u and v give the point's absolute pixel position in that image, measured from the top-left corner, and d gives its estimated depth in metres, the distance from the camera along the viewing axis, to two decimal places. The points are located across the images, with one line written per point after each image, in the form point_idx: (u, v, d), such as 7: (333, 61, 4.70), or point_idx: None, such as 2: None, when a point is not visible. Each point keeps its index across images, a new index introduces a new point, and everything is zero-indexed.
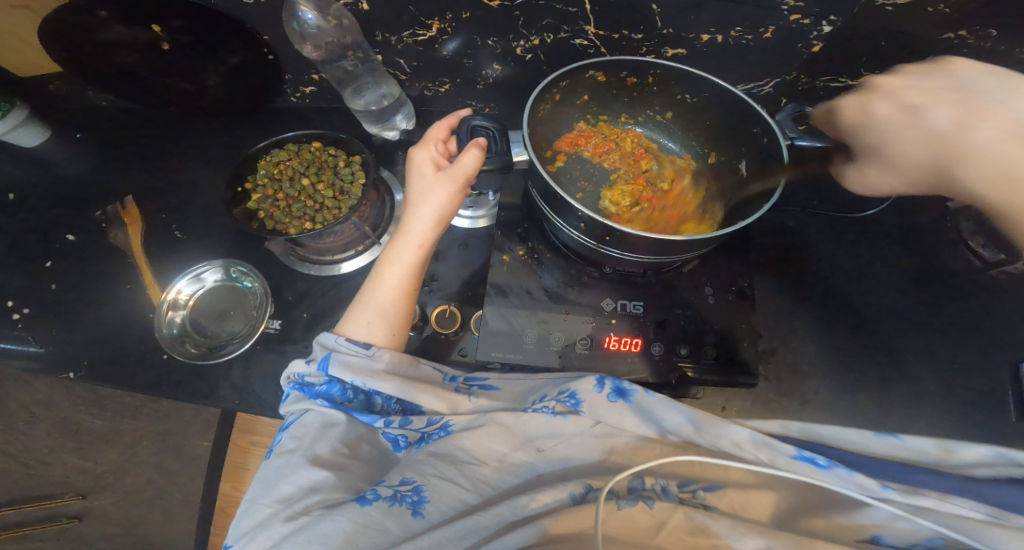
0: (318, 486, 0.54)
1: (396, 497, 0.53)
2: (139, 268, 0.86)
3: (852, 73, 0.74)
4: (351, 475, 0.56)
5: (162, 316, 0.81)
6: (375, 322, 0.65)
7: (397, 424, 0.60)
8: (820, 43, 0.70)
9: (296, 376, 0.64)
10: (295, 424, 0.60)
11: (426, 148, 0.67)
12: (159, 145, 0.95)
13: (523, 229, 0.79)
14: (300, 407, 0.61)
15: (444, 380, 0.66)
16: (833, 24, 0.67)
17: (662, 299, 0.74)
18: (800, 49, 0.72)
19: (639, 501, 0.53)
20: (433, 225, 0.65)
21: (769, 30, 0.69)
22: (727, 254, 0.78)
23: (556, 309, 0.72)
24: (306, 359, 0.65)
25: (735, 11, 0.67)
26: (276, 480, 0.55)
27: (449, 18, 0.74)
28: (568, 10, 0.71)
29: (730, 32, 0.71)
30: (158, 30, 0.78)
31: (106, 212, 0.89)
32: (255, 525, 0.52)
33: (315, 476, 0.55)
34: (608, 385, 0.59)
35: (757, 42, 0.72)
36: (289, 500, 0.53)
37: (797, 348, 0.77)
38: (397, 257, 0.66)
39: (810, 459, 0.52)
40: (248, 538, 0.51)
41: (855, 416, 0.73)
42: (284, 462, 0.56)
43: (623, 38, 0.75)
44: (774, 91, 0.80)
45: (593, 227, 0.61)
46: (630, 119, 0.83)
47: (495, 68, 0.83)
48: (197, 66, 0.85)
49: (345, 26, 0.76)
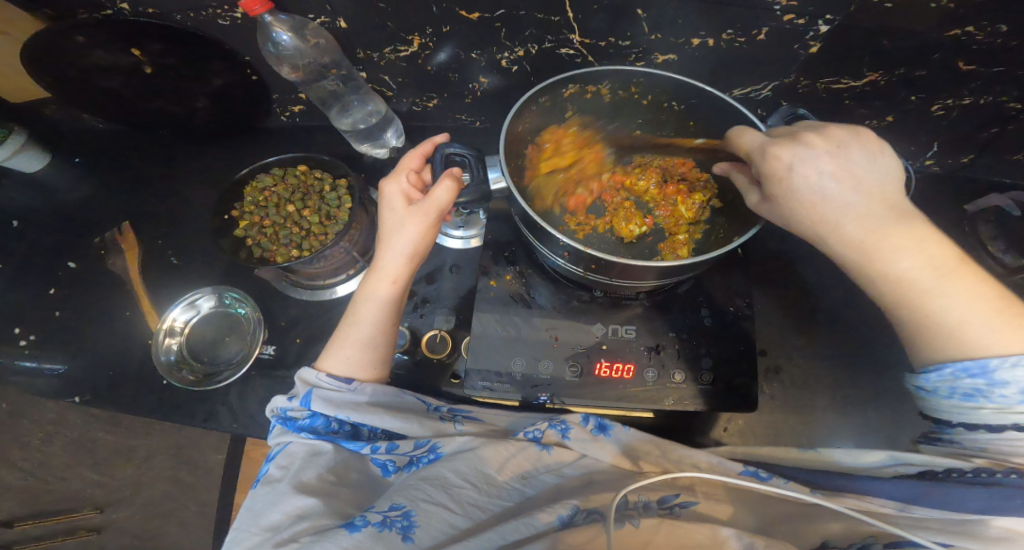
0: (305, 513, 0.53)
1: (385, 522, 0.51)
2: (136, 293, 0.86)
3: (853, 74, 0.69)
4: (339, 501, 0.56)
5: (158, 344, 0.81)
6: (355, 358, 0.64)
7: (384, 450, 0.60)
8: (818, 44, 0.66)
9: (278, 410, 0.64)
10: (281, 454, 0.60)
11: (396, 180, 0.64)
12: (154, 167, 0.95)
13: (511, 252, 0.76)
14: (283, 439, 0.61)
15: (429, 409, 0.66)
16: (829, 23, 0.62)
17: (655, 322, 0.71)
18: (795, 51, 0.67)
19: (626, 522, 0.51)
20: (408, 260, 0.64)
21: (762, 32, 0.65)
22: (727, 269, 0.74)
23: (544, 334, 0.70)
24: (289, 395, 0.64)
25: (724, 14, 0.64)
26: (263, 507, 0.54)
27: (430, 32, 0.72)
28: (550, 19, 0.68)
29: (721, 35, 0.67)
30: (139, 54, 0.77)
31: (104, 238, 0.90)
32: None
33: (302, 502, 0.54)
34: (591, 420, 0.62)
35: (751, 44, 0.68)
36: (278, 527, 0.52)
37: (804, 365, 0.74)
38: (372, 294, 0.65)
39: (754, 473, 0.56)
40: None
41: (868, 435, 0.70)
42: (271, 490, 0.56)
43: (610, 46, 0.72)
44: (772, 95, 0.76)
45: (579, 256, 0.59)
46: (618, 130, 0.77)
47: (483, 81, 0.81)
48: (183, 88, 0.84)
49: (323, 45, 0.74)
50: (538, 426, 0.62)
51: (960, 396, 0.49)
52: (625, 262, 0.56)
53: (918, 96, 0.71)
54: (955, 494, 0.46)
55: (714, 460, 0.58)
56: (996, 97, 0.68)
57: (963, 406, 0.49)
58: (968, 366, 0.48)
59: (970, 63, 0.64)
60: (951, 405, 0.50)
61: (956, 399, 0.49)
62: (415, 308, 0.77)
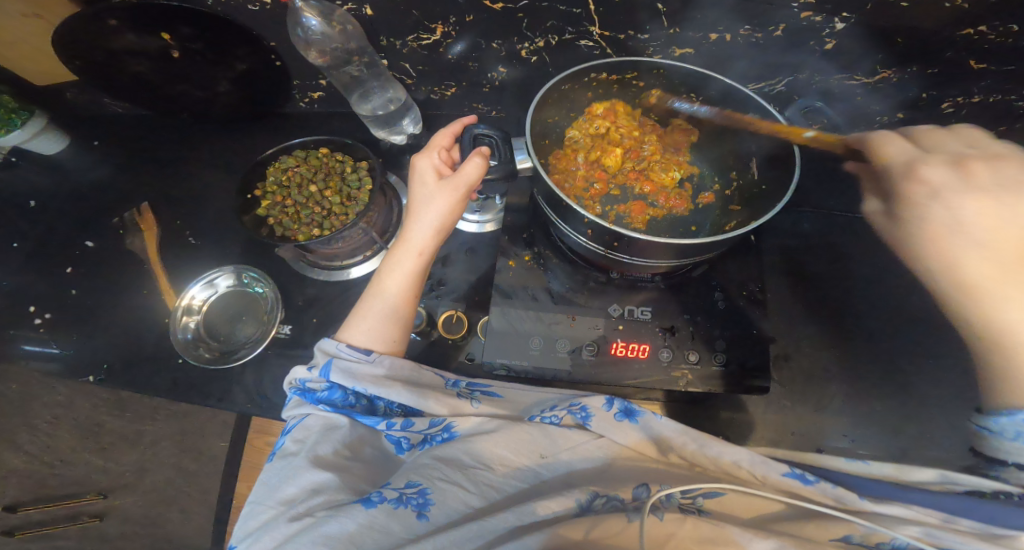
0: (320, 487, 0.54)
1: (401, 499, 0.53)
2: (154, 273, 0.87)
3: (866, 71, 0.72)
4: (354, 477, 0.56)
5: (176, 322, 0.82)
6: (378, 328, 0.65)
7: (399, 426, 0.60)
8: (832, 41, 0.68)
9: (297, 382, 0.65)
10: (297, 427, 0.60)
11: (428, 155, 0.67)
12: (173, 150, 0.96)
13: (529, 234, 0.78)
14: (301, 412, 0.62)
15: (447, 385, 0.66)
16: (846, 21, 0.65)
17: (670, 304, 0.73)
18: (811, 48, 0.70)
19: (651, 512, 0.53)
20: (434, 233, 0.66)
21: (779, 28, 0.67)
22: (738, 257, 0.76)
23: (561, 314, 0.72)
24: (308, 365, 0.65)
25: (744, 10, 0.66)
26: (279, 481, 0.55)
27: (454, 22, 0.73)
28: (572, 11, 0.70)
29: (738, 31, 0.69)
30: (168, 38, 0.79)
31: (122, 219, 0.91)
32: (260, 526, 0.52)
33: (317, 477, 0.55)
34: (616, 404, 0.62)
35: (767, 40, 0.70)
36: (294, 501, 0.53)
37: (813, 353, 0.75)
38: (398, 264, 0.67)
39: (799, 475, 0.56)
40: (253, 538, 0.51)
41: (871, 422, 0.72)
42: (287, 464, 0.57)
43: (629, 39, 0.73)
44: (785, 89, 0.78)
45: (601, 233, 0.62)
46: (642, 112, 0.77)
47: (501, 71, 0.82)
48: (208, 73, 0.86)
49: (349, 32, 0.76)
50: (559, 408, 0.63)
51: (1016, 437, 0.57)
52: (645, 239, 0.59)
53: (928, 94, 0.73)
54: (994, 511, 0.51)
55: (755, 459, 0.57)
56: (1006, 97, 0.71)
57: (1018, 447, 0.57)
58: (1010, 411, 0.57)
59: (980, 63, 0.66)
60: (1012, 445, 0.57)
61: (1017, 442, 0.57)
62: (431, 289, 0.78)
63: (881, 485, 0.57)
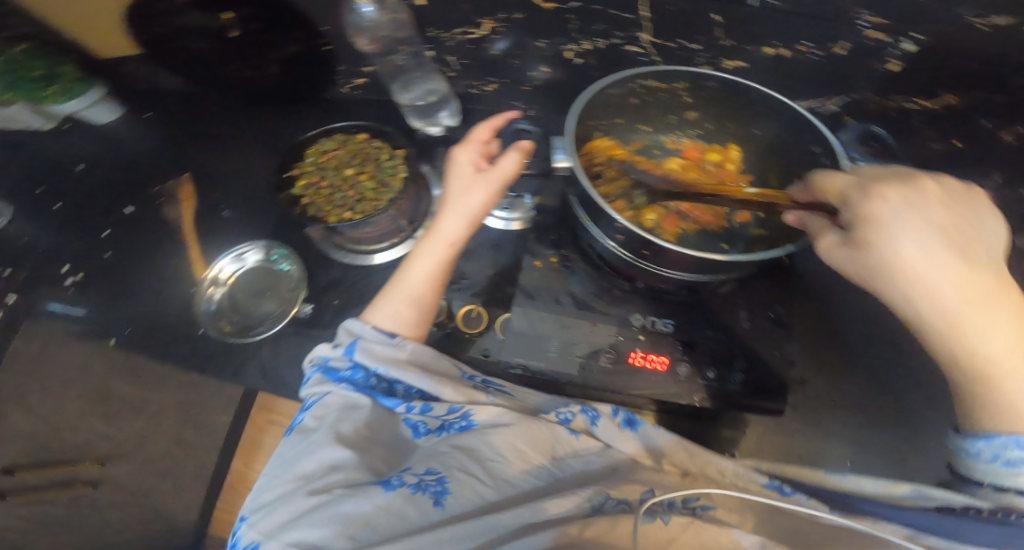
0: (339, 464, 0.54)
1: (420, 486, 0.53)
2: (186, 243, 0.90)
3: (920, 94, 0.71)
4: (373, 456, 0.56)
5: (202, 292, 0.85)
6: (402, 314, 0.66)
7: (417, 410, 0.61)
8: (899, 62, 0.70)
9: (320, 360, 0.66)
10: (317, 404, 0.61)
11: (467, 148, 0.68)
12: (215, 124, 0.98)
13: (557, 237, 0.80)
14: (322, 389, 0.62)
15: (464, 376, 0.66)
16: (912, 41, 0.67)
17: (692, 318, 0.74)
18: (873, 65, 0.71)
19: (655, 516, 0.53)
20: (467, 225, 0.66)
21: (842, 45, 0.70)
22: (762, 278, 0.79)
23: (583, 318, 0.73)
24: (333, 344, 0.67)
25: (803, 23, 0.69)
26: (298, 455, 0.55)
27: (503, 18, 0.76)
28: (622, 16, 0.73)
29: (795, 45, 0.72)
30: (228, 17, 0.82)
31: (161, 187, 0.93)
32: (276, 499, 0.52)
33: (336, 454, 0.55)
34: (621, 415, 0.65)
35: (827, 57, 0.72)
36: (311, 475, 0.53)
37: (832, 377, 0.75)
38: (428, 252, 0.68)
39: (777, 487, 0.58)
40: (268, 509, 0.51)
41: (882, 450, 0.71)
42: (306, 439, 0.57)
43: (680, 47, 0.76)
44: (838, 109, 0.78)
45: (631, 239, 0.63)
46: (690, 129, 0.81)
47: (543, 71, 0.83)
48: (257, 52, 0.88)
49: (400, 21, 0.81)
50: (571, 408, 0.64)
51: (996, 461, 0.51)
52: (676, 249, 0.60)
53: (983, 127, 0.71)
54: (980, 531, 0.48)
55: (738, 468, 0.60)
56: None
57: (999, 470, 0.51)
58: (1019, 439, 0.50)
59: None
60: (990, 469, 0.51)
61: (995, 465, 0.51)
62: (453, 282, 0.79)
63: (858, 499, 0.57)
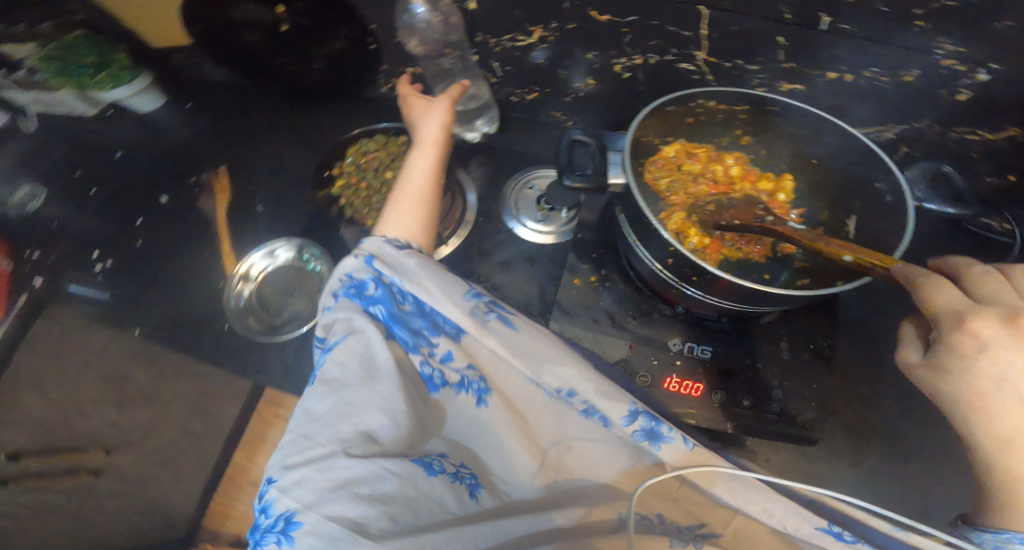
0: (373, 433, 0.49)
1: (456, 474, 0.54)
2: (219, 236, 0.90)
3: (992, 126, 0.67)
4: (404, 421, 0.52)
5: (231, 288, 0.85)
6: (407, 211, 0.65)
7: (440, 356, 0.58)
8: (970, 92, 0.64)
9: (346, 277, 0.58)
10: (338, 347, 0.53)
11: (420, 98, 0.79)
12: (252, 118, 0.98)
13: (599, 255, 0.77)
14: (346, 327, 0.55)
15: (468, 294, 0.57)
16: (991, 72, 0.61)
17: (732, 347, 0.71)
18: (942, 96, 0.66)
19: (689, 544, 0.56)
20: (440, 127, 0.73)
21: (913, 74, 0.64)
22: (808, 310, 0.74)
23: (619, 340, 0.71)
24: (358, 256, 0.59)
25: (888, 46, 0.61)
26: (330, 415, 0.49)
27: (554, 27, 0.73)
28: (681, 33, 0.68)
29: (864, 72, 0.66)
30: (281, 11, 0.80)
31: (199, 178, 0.93)
32: (306, 464, 0.46)
33: (372, 422, 0.49)
34: (639, 421, 0.54)
35: (894, 84, 0.66)
36: (346, 442, 0.47)
37: (872, 412, 0.73)
38: (420, 155, 0.71)
39: (833, 533, 0.52)
40: (301, 476, 0.46)
41: (923, 492, 0.69)
42: (333, 396, 0.50)
43: (736, 67, 0.71)
44: (896, 138, 0.75)
45: (682, 264, 0.61)
46: (745, 141, 0.75)
47: (586, 83, 0.82)
48: (302, 49, 0.87)
49: (451, 23, 0.78)
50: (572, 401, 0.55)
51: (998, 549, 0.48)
52: (728, 279, 0.58)
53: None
54: None
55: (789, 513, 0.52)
56: None
57: None
58: None
59: None
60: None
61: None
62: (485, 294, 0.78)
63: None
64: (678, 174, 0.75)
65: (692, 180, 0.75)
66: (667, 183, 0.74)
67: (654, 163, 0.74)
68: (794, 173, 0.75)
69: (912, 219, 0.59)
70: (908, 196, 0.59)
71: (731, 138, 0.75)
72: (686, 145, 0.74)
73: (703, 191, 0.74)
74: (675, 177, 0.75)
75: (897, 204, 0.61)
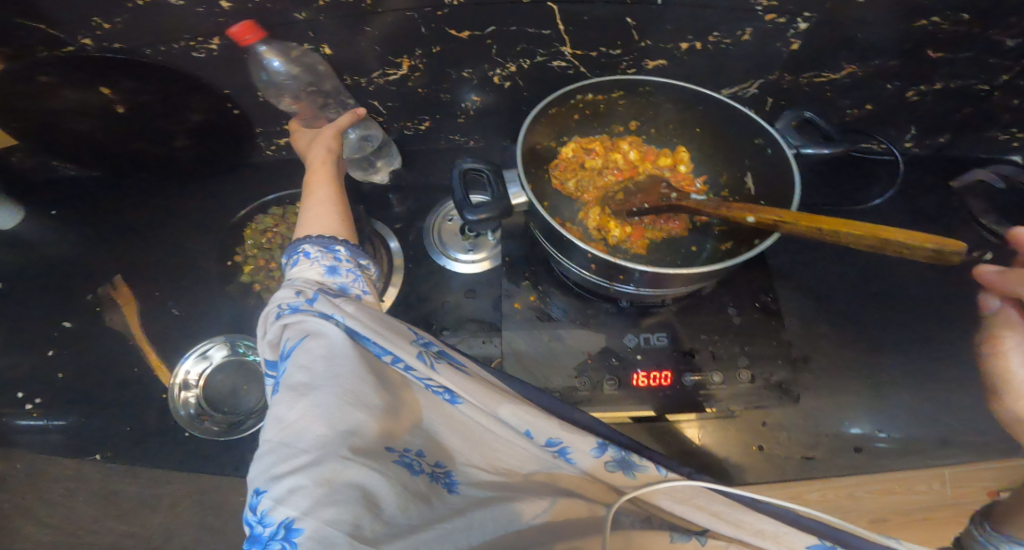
0: (358, 431, 0.41)
1: (433, 474, 0.45)
2: (143, 349, 0.83)
3: (831, 69, 0.73)
4: (394, 425, 0.44)
5: (174, 400, 0.79)
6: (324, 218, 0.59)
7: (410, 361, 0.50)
8: (797, 41, 0.68)
9: (287, 305, 0.50)
10: (301, 350, 0.45)
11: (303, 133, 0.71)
12: (138, 211, 0.92)
13: (532, 272, 0.75)
14: (303, 332, 0.47)
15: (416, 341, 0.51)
16: (807, 21, 0.65)
17: (686, 326, 0.71)
18: (778, 50, 0.69)
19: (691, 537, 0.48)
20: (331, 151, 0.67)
21: (745, 34, 0.67)
22: (745, 271, 0.76)
23: (577, 352, 0.69)
24: (296, 290, 0.51)
25: (708, 21, 0.64)
26: (305, 417, 0.40)
27: (419, 54, 0.69)
28: (541, 33, 0.66)
29: (707, 39, 0.67)
30: (109, 92, 0.77)
31: (98, 294, 0.86)
32: (286, 469, 0.38)
33: (356, 422, 0.41)
34: (609, 450, 0.50)
35: (735, 46, 0.69)
36: (327, 443, 0.39)
37: (832, 353, 0.74)
38: (315, 185, 0.63)
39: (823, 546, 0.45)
40: (282, 481, 0.37)
41: (905, 415, 0.70)
42: (307, 395, 0.42)
43: (601, 56, 0.70)
44: (760, 92, 0.77)
45: (604, 266, 0.60)
46: (625, 129, 0.74)
47: (474, 99, 0.77)
48: (161, 126, 0.85)
49: (318, 71, 0.71)
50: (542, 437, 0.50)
51: None
52: (653, 271, 0.57)
53: (894, 84, 0.75)
54: None
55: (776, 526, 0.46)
56: (965, 82, 0.74)
57: None
58: None
59: (936, 52, 0.69)
60: None
61: None
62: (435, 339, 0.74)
63: None
64: (583, 173, 0.71)
65: (597, 176, 0.72)
66: (573, 184, 0.71)
67: (556, 169, 0.71)
68: (687, 145, 0.73)
69: (795, 168, 0.59)
70: (785, 148, 0.60)
71: (620, 124, 0.73)
72: (580, 142, 0.72)
73: (609, 184, 0.71)
74: (579, 177, 0.71)
75: (777, 154, 0.62)
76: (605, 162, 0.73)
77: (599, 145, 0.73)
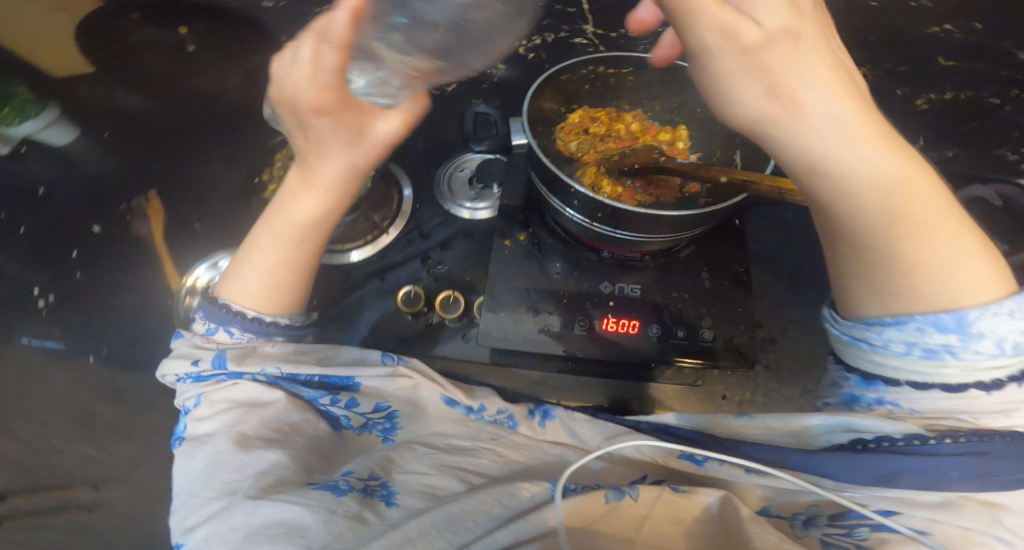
0: (266, 469, 0.51)
1: (368, 490, 0.53)
2: (159, 259, 0.89)
3: None
4: (298, 456, 0.55)
5: (180, 301, 0.86)
6: (276, 274, 0.67)
7: (343, 403, 0.63)
8: None
9: (178, 375, 0.62)
10: (200, 406, 0.58)
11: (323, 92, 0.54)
12: None
13: (524, 216, 0.81)
14: (193, 396, 0.59)
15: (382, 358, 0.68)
16: None
17: (661, 283, 0.76)
18: None
19: (624, 493, 0.54)
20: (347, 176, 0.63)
21: None
22: (725, 236, 0.80)
23: (555, 292, 0.75)
24: (193, 359, 0.62)
25: None
26: (213, 469, 0.51)
27: None
28: (568, 12, 0.94)
29: None
30: (185, 31, 0.97)
31: (131, 205, 0.92)
32: (206, 519, 0.48)
33: (262, 461, 0.52)
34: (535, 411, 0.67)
35: None
36: (235, 489, 0.50)
37: (806, 336, 0.77)
38: (302, 206, 0.65)
39: (689, 456, 0.57)
40: (205, 530, 0.48)
41: None
42: (207, 453, 0.53)
43: (619, 37, 0.91)
44: None
45: (588, 204, 0.66)
46: (631, 105, 0.83)
47: (500, 68, 0.91)
48: (219, 65, 0.99)
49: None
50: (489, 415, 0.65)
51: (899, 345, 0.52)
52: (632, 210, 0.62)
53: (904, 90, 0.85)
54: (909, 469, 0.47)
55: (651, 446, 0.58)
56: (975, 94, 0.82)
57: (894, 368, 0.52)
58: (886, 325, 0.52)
59: None
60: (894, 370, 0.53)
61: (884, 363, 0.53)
62: (429, 272, 0.81)
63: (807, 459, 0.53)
64: (585, 136, 0.79)
65: (597, 139, 0.79)
66: (575, 143, 0.79)
67: (564, 127, 0.80)
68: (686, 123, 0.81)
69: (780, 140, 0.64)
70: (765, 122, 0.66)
71: (626, 99, 0.82)
72: (587, 110, 0.80)
73: (605, 146, 0.79)
74: (581, 136, 0.79)
75: None
76: (607, 128, 0.80)
77: (606, 115, 0.80)
